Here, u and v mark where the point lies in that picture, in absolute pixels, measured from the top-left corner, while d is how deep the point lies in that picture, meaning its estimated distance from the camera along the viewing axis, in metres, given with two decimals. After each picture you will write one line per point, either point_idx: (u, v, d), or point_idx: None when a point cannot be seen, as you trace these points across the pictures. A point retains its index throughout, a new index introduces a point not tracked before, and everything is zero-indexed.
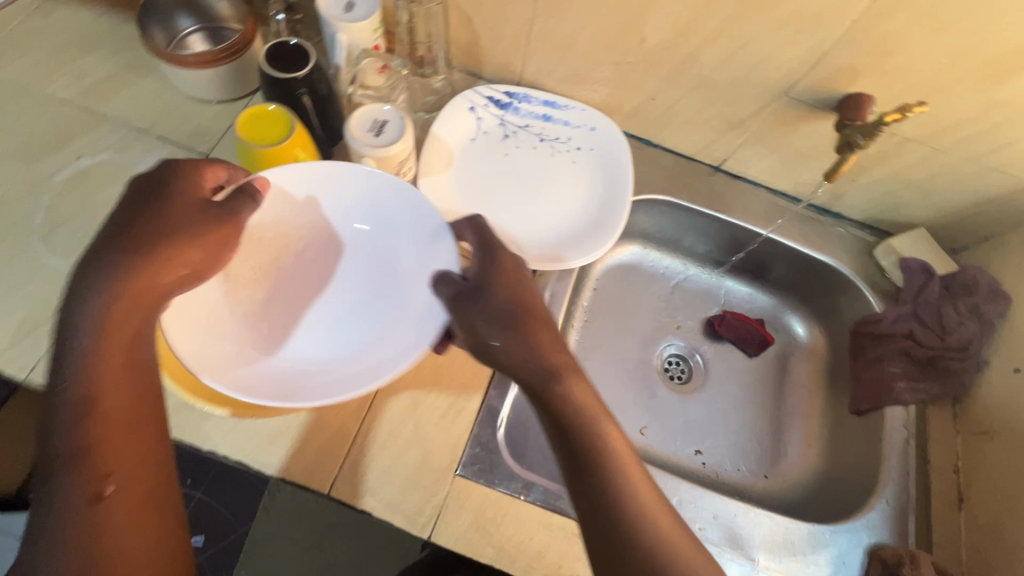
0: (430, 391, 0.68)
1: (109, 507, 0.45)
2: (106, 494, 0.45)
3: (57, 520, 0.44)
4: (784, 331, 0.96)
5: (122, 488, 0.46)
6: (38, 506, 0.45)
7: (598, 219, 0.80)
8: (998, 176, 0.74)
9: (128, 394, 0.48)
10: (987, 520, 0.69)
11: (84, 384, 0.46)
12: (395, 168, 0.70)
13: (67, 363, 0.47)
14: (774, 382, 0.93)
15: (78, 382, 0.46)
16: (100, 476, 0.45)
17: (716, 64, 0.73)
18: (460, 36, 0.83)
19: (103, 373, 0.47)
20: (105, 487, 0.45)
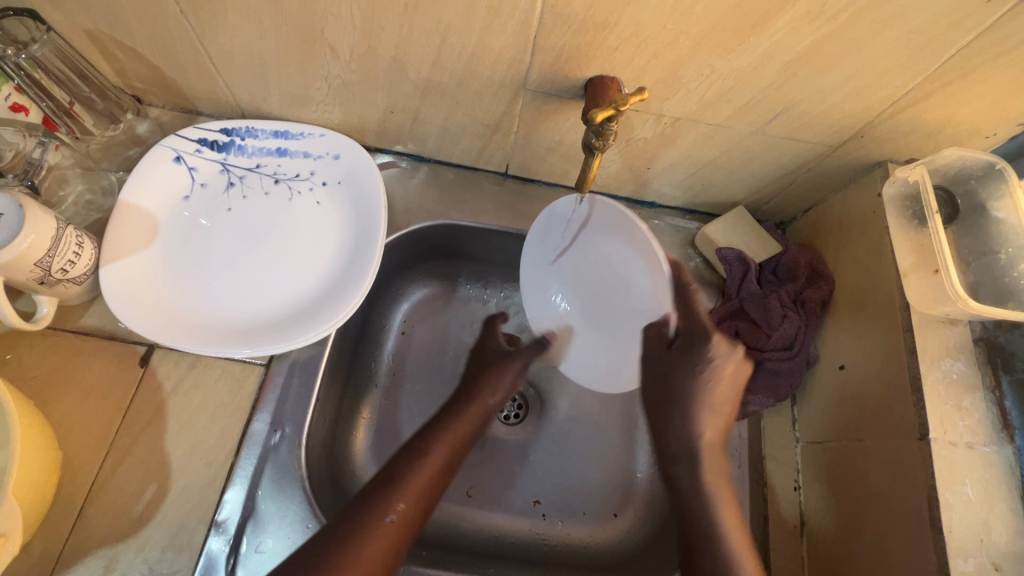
0: (132, 540, 0.54)
1: (367, 531, 0.51)
2: (409, 501, 0.55)
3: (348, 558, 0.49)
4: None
5: (380, 544, 0.51)
6: (349, 540, 0.50)
7: (350, 272, 0.66)
8: (794, 145, 0.62)
9: (446, 470, 0.60)
10: (823, 551, 0.59)
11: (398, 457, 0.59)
12: (39, 267, 0.55)
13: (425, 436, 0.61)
14: (621, 399, 0.80)
15: (435, 433, 0.61)
16: (366, 526, 0.51)
17: (430, 65, 0.58)
18: (131, 70, 0.64)
19: (446, 445, 0.61)
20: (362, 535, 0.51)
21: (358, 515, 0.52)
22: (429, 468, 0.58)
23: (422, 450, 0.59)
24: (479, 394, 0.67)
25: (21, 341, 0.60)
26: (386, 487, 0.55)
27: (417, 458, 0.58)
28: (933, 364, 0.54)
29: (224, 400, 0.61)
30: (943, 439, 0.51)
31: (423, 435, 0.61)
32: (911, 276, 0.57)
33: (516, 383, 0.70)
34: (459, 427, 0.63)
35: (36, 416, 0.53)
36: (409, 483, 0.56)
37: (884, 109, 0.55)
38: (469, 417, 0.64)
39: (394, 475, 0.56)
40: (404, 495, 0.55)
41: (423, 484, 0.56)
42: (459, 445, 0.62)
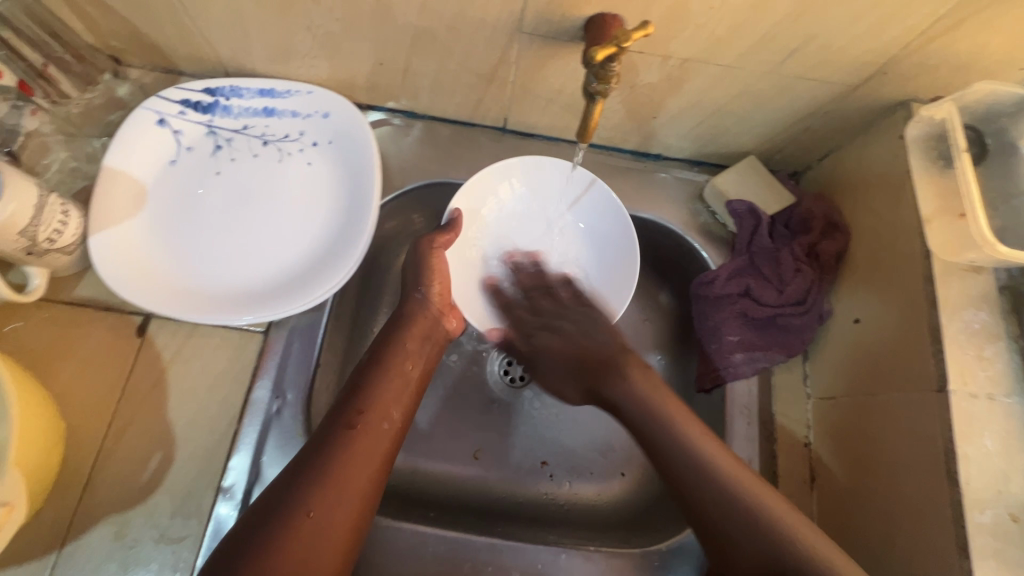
0: (141, 506, 0.55)
1: (322, 491, 0.48)
2: (362, 462, 0.51)
3: (312, 503, 0.47)
4: (636, 303, 0.79)
5: (343, 484, 0.49)
6: (308, 481, 0.48)
7: (344, 235, 0.63)
8: (810, 85, 0.58)
9: (404, 404, 0.57)
10: (835, 505, 0.59)
11: (345, 391, 0.56)
12: (24, 239, 0.53)
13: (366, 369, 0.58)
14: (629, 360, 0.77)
15: (378, 367, 0.58)
16: (327, 468, 0.49)
17: (418, 9, 0.54)
18: (105, 27, 0.61)
19: (389, 381, 0.57)
20: (325, 478, 0.49)
21: (311, 478, 0.49)
22: (383, 423, 0.54)
23: (368, 401, 0.54)
24: (414, 334, 0.61)
25: (16, 314, 0.59)
26: (336, 447, 0.51)
27: (368, 390, 0.55)
28: (954, 314, 0.52)
29: (225, 366, 0.61)
30: (962, 390, 0.49)
31: (367, 383, 0.56)
32: (934, 223, 0.54)
33: (439, 318, 0.64)
34: (401, 373, 0.58)
35: (36, 388, 0.52)
36: (367, 419, 0.53)
37: (912, 41, 0.50)
38: (406, 362, 0.59)
39: (344, 410, 0.54)
40: (355, 456, 0.51)
41: (380, 440, 0.53)
42: (407, 393, 0.58)
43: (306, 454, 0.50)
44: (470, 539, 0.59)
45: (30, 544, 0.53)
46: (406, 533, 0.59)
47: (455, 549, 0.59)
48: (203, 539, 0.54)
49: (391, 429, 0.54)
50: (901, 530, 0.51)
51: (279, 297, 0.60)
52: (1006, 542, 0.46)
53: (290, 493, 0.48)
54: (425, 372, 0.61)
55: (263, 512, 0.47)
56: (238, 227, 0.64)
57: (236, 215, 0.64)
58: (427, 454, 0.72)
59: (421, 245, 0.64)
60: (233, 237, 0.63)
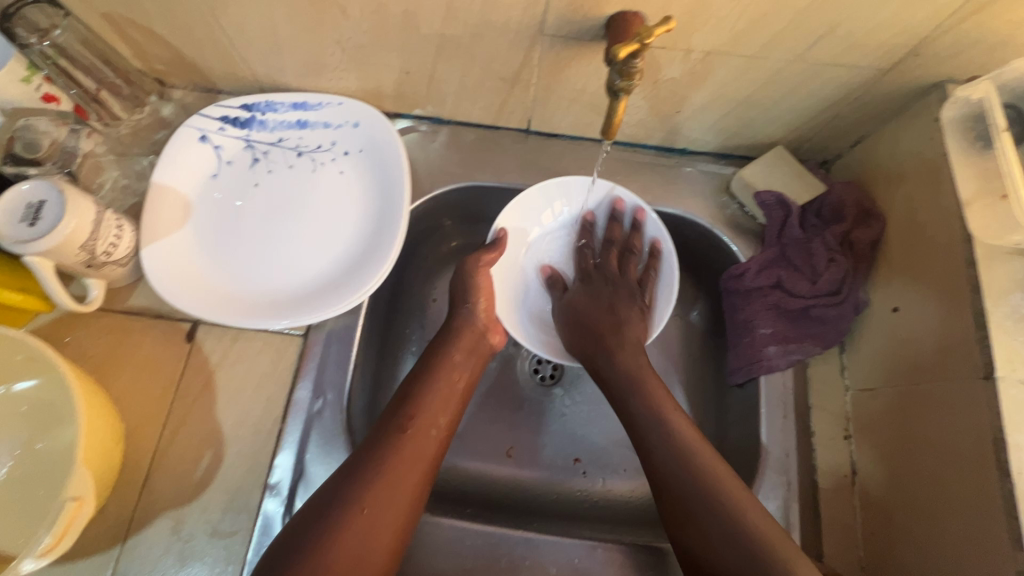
0: (195, 502, 0.58)
1: (376, 491, 0.50)
2: (411, 465, 0.53)
3: (365, 502, 0.50)
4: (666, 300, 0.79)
5: (394, 487, 0.51)
6: (359, 483, 0.51)
7: (375, 239, 0.66)
8: (838, 72, 0.57)
9: (453, 414, 0.59)
10: (878, 500, 0.57)
11: (396, 398, 0.58)
12: (84, 252, 0.57)
13: (416, 378, 0.60)
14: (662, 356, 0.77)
15: (427, 376, 0.60)
16: (379, 469, 0.52)
17: (443, 17, 0.55)
18: (150, 51, 0.65)
19: (438, 391, 0.59)
20: (377, 478, 0.51)
21: (363, 478, 0.51)
22: (432, 431, 0.56)
23: (417, 408, 0.57)
24: (461, 347, 0.64)
25: (77, 324, 0.63)
26: (388, 449, 0.53)
27: (418, 399, 0.57)
28: (999, 299, 0.50)
29: (268, 369, 0.63)
30: (1011, 377, 0.47)
31: (416, 391, 0.58)
32: (974, 205, 0.52)
33: (485, 334, 0.66)
34: (449, 384, 0.60)
35: (98, 392, 0.56)
36: (418, 426, 0.55)
37: (943, 21, 0.49)
38: (454, 374, 0.61)
39: (395, 416, 0.56)
40: (405, 459, 0.53)
41: (428, 447, 0.55)
42: (454, 402, 0.60)
43: (359, 456, 0.53)
44: (506, 534, 0.60)
45: (95, 537, 0.56)
46: (445, 529, 0.60)
47: (492, 543, 0.60)
48: (253, 534, 0.57)
49: (439, 437, 0.56)
50: (948, 524, 0.50)
51: (316, 302, 0.62)
52: None
53: (344, 491, 0.50)
54: (472, 384, 0.63)
55: (320, 506, 0.49)
56: (275, 237, 0.67)
57: (274, 225, 0.67)
58: (462, 452, 0.73)
59: (470, 263, 0.67)
60: (271, 246, 0.66)
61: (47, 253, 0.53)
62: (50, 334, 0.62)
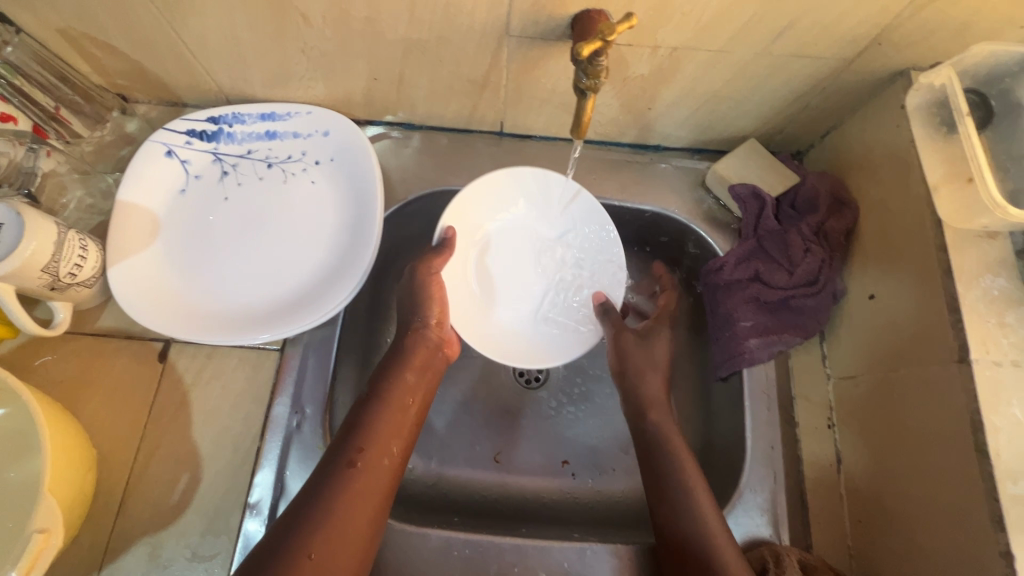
0: (174, 526, 0.56)
1: (326, 531, 0.48)
2: (362, 501, 0.50)
3: (313, 547, 0.47)
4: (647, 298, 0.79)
5: (342, 528, 0.48)
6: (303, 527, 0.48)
7: (350, 249, 0.65)
8: (804, 63, 0.57)
9: (406, 442, 0.57)
10: (865, 487, 0.57)
11: (343, 430, 0.55)
12: (46, 274, 0.55)
13: (363, 404, 0.57)
14: None
15: (375, 403, 0.57)
16: (328, 509, 0.49)
17: (407, 22, 0.55)
18: (110, 66, 0.63)
19: (389, 418, 0.56)
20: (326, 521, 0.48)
21: (311, 519, 0.48)
22: (383, 460, 0.53)
23: (367, 438, 0.54)
24: (413, 366, 0.61)
25: (44, 348, 0.61)
26: (335, 487, 0.50)
27: (366, 428, 0.54)
28: (970, 283, 0.50)
29: (244, 386, 0.62)
30: (985, 358, 0.48)
31: (365, 420, 0.55)
32: (942, 191, 0.53)
33: (438, 348, 0.64)
34: (402, 408, 0.57)
35: (66, 417, 0.54)
36: (368, 457, 0.53)
37: (904, 9, 0.50)
38: (406, 396, 0.58)
39: (344, 448, 0.53)
40: (354, 495, 0.50)
41: (380, 478, 0.53)
42: (407, 428, 0.57)
43: (304, 497, 0.50)
44: (492, 540, 0.60)
45: (70, 567, 0.54)
46: (432, 539, 0.59)
47: (481, 552, 0.59)
48: (234, 556, 0.55)
49: (392, 468, 0.54)
50: (934, 509, 0.50)
51: (291, 315, 0.61)
52: None
53: (288, 536, 0.47)
54: (425, 405, 0.60)
55: (266, 554, 0.46)
56: (248, 251, 0.66)
57: (246, 240, 0.66)
58: (448, 460, 0.72)
59: (420, 271, 0.65)
60: (244, 262, 0.65)
61: (7, 277, 0.52)
62: (16, 360, 0.60)
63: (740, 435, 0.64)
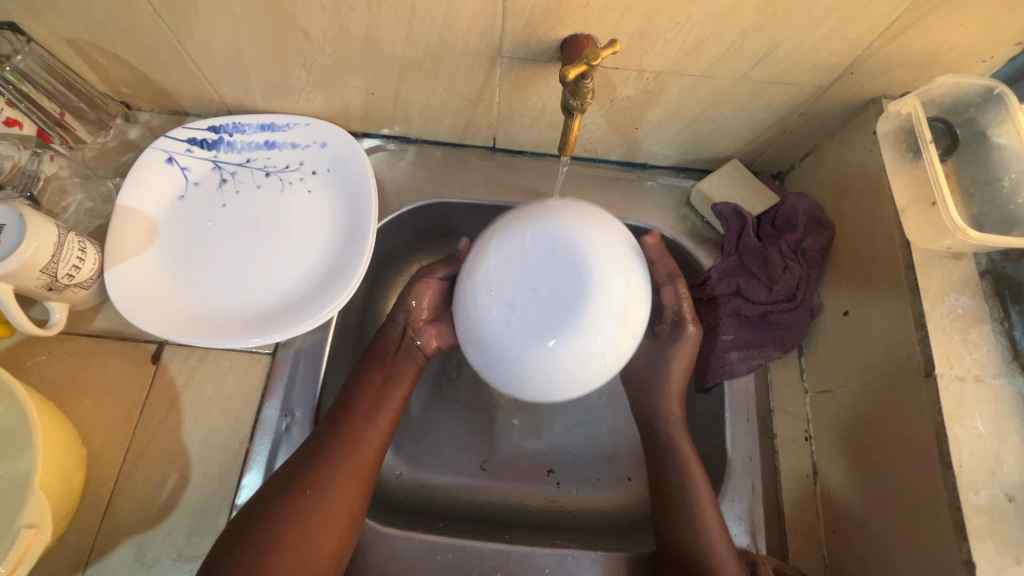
0: (160, 526, 0.57)
1: (320, 475, 0.54)
2: (353, 457, 0.56)
3: (306, 490, 0.53)
4: None
5: (333, 476, 0.54)
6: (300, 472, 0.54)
7: (343, 257, 0.66)
8: (782, 89, 0.60)
9: (396, 409, 0.62)
10: (838, 498, 0.59)
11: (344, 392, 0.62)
12: (45, 274, 0.56)
13: (367, 366, 0.65)
14: None
15: (372, 373, 0.63)
16: (321, 458, 0.55)
17: (404, 41, 0.57)
18: (116, 75, 0.66)
19: (381, 380, 0.63)
20: (319, 468, 0.54)
21: (306, 468, 0.54)
22: (371, 424, 0.59)
23: (359, 402, 0.60)
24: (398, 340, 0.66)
25: (39, 348, 0.62)
26: (334, 434, 0.57)
27: (359, 388, 0.62)
28: (936, 301, 0.53)
29: (235, 389, 0.63)
30: (949, 374, 0.50)
31: (359, 386, 0.62)
32: (909, 213, 0.55)
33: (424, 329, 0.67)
34: (393, 380, 0.63)
35: (59, 415, 0.55)
36: (356, 418, 0.59)
37: (873, 41, 0.53)
38: (401, 368, 0.65)
39: (340, 411, 0.59)
40: (348, 450, 0.56)
41: (369, 439, 0.58)
42: (398, 398, 0.62)
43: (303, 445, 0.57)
44: (475, 545, 0.61)
45: (55, 566, 0.55)
46: (416, 544, 0.60)
47: (464, 557, 0.60)
48: None
49: (383, 431, 0.59)
50: (901, 519, 0.51)
51: (283, 320, 0.62)
52: (1002, 522, 0.46)
53: (286, 482, 0.54)
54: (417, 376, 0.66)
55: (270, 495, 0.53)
56: (243, 257, 0.67)
57: (242, 246, 0.68)
58: (434, 466, 0.73)
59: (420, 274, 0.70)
60: (239, 267, 0.66)
61: (7, 276, 0.53)
62: (10, 359, 0.61)
63: (719, 446, 0.65)
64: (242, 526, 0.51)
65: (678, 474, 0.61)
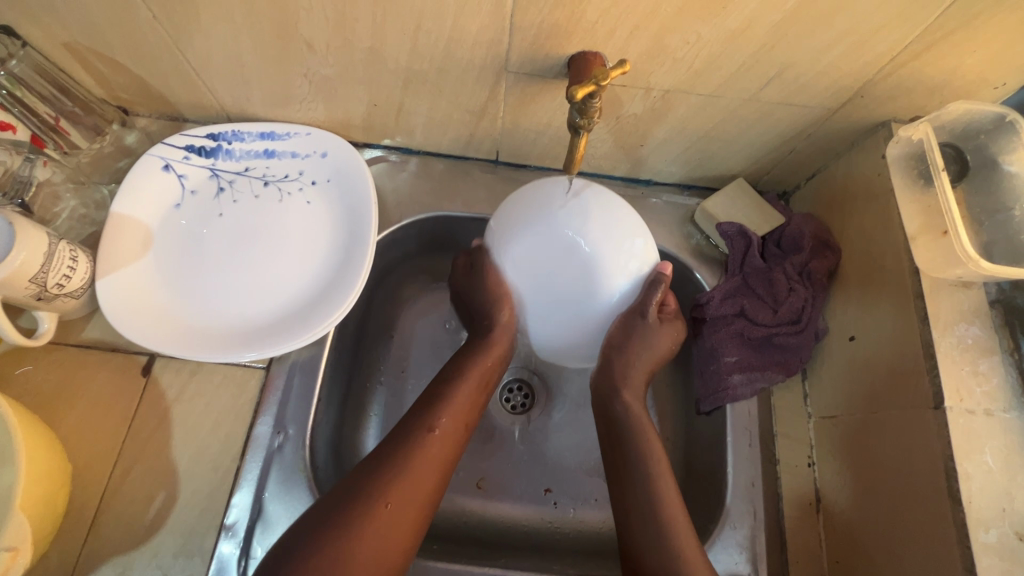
0: (146, 546, 0.55)
1: (398, 487, 0.52)
2: (430, 467, 0.54)
3: (384, 502, 0.50)
4: None
5: (410, 489, 0.52)
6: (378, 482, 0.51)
7: (341, 269, 0.65)
8: (790, 110, 0.59)
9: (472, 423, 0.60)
10: (842, 527, 0.58)
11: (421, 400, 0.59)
12: (34, 284, 0.55)
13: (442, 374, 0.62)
14: None
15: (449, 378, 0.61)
16: (399, 468, 0.53)
17: (408, 54, 0.56)
18: (113, 80, 0.64)
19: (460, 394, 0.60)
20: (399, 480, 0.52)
21: (384, 476, 0.52)
22: (452, 436, 0.57)
23: (441, 409, 0.58)
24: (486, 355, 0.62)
25: (26, 358, 0.61)
26: (414, 444, 0.54)
27: (443, 397, 0.59)
28: (946, 330, 0.52)
29: (227, 404, 0.62)
30: (959, 407, 0.49)
31: (443, 393, 0.59)
32: (919, 240, 0.54)
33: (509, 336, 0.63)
34: (471, 391, 0.61)
35: (43, 430, 0.54)
36: (440, 428, 0.56)
37: (884, 65, 0.52)
38: (474, 381, 0.61)
39: (422, 416, 0.57)
40: (428, 460, 0.54)
41: (446, 453, 0.56)
42: (474, 408, 0.61)
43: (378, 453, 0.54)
44: (471, 572, 0.59)
45: None
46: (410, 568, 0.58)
47: None
48: None
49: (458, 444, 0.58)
50: (909, 553, 0.50)
51: (278, 334, 0.61)
52: (1013, 562, 0.45)
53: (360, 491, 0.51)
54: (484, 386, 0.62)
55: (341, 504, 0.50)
56: (239, 268, 0.66)
57: (238, 256, 0.66)
58: None
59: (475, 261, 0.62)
60: (234, 278, 0.65)
61: None
62: None
63: (721, 471, 0.64)
64: (308, 538, 0.48)
65: (648, 495, 0.56)
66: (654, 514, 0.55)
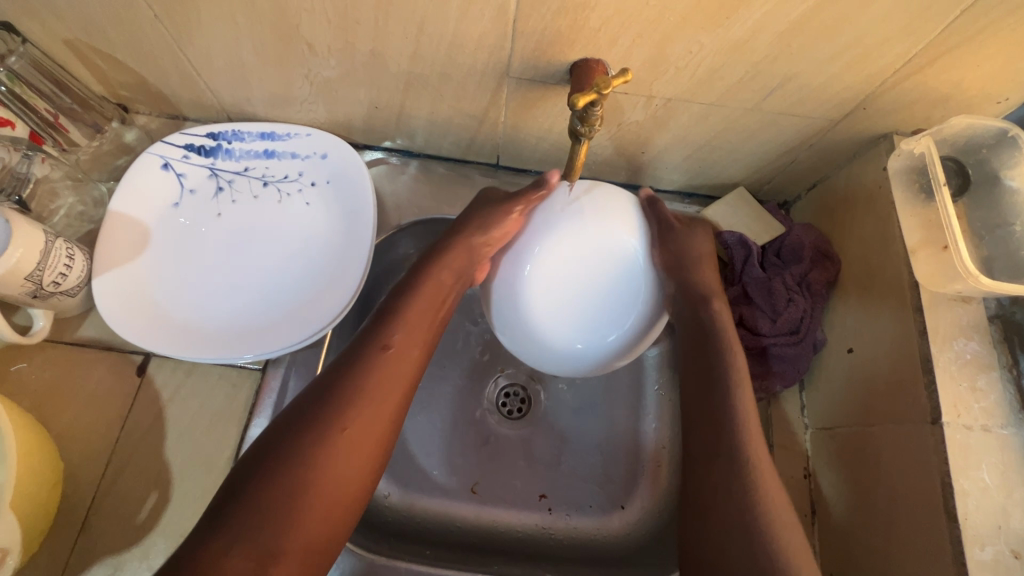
0: (137, 547, 0.55)
1: (353, 411, 0.48)
2: (387, 388, 0.50)
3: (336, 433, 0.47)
4: None
5: (359, 409, 0.48)
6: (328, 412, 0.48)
7: (339, 273, 0.65)
8: (792, 120, 0.59)
9: (429, 324, 0.56)
10: (837, 540, 0.57)
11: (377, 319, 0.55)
12: (29, 282, 0.55)
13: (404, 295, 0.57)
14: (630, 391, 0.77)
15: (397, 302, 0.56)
16: (351, 393, 0.49)
17: (410, 57, 0.56)
18: (113, 77, 0.64)
19: (420, 312, 0.55)
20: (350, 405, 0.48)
21: (334, 400, 0.48)
22: (410, 347, 0.53)
23: (400, 323, 0.54)
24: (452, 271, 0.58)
25: (19, 355, 0.60)
26: (364, 366, 0.51)
27: (400, 314, 0.54)
28: (944, 345, 0.52)
29: (222, 405, 0.61)
30: (956, 422, 0.49)
31: (396, 306, 0.55)
32: (920, 254, 0.54)
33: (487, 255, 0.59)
34: (436, 299, 0.57)
35: (36, 428, 0.53)
36: (398, 346, 0.52)
37: (887, 78, 0.52)
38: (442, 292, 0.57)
39: (375, 332, 0.53)
40: (383, 378, 0.50)
41: (405, 369, 0.52)
42: (436, 312, 0.56)
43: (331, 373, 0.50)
44: None
45: None
46: None
47: None
48: None
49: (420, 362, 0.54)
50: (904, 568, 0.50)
51: (274, 338, 0.61)
52: None
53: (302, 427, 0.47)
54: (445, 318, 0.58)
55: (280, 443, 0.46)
56: (236, 269, 0.65)
57: (236, 258, 0.66)
58: (424, 488, 0.71)
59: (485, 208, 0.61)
60: (232, 279, 0.65)
61: None
62: None
63: None
64: (250, 471, 0.45)
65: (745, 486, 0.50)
66: (750, 526, 0.48)
